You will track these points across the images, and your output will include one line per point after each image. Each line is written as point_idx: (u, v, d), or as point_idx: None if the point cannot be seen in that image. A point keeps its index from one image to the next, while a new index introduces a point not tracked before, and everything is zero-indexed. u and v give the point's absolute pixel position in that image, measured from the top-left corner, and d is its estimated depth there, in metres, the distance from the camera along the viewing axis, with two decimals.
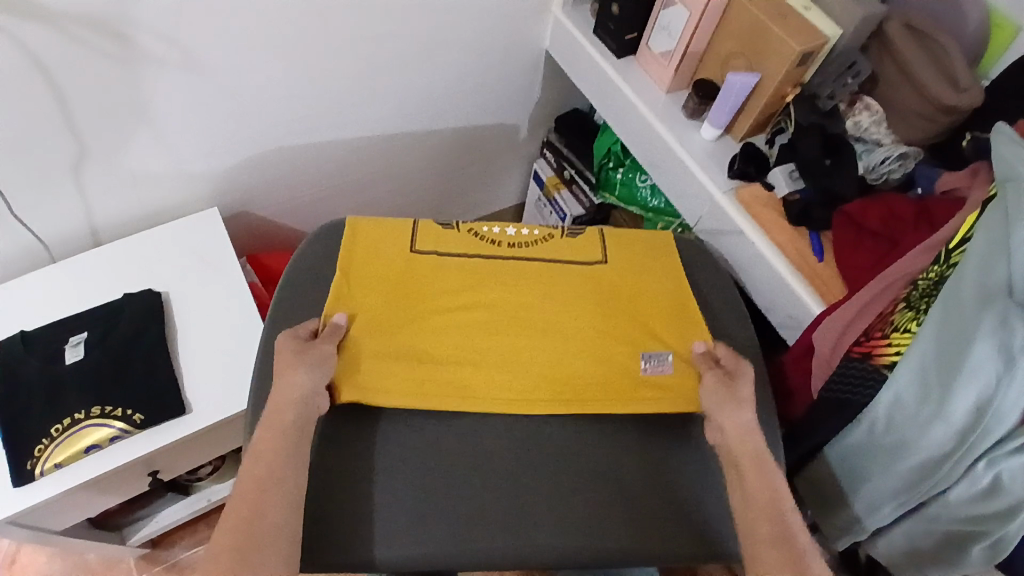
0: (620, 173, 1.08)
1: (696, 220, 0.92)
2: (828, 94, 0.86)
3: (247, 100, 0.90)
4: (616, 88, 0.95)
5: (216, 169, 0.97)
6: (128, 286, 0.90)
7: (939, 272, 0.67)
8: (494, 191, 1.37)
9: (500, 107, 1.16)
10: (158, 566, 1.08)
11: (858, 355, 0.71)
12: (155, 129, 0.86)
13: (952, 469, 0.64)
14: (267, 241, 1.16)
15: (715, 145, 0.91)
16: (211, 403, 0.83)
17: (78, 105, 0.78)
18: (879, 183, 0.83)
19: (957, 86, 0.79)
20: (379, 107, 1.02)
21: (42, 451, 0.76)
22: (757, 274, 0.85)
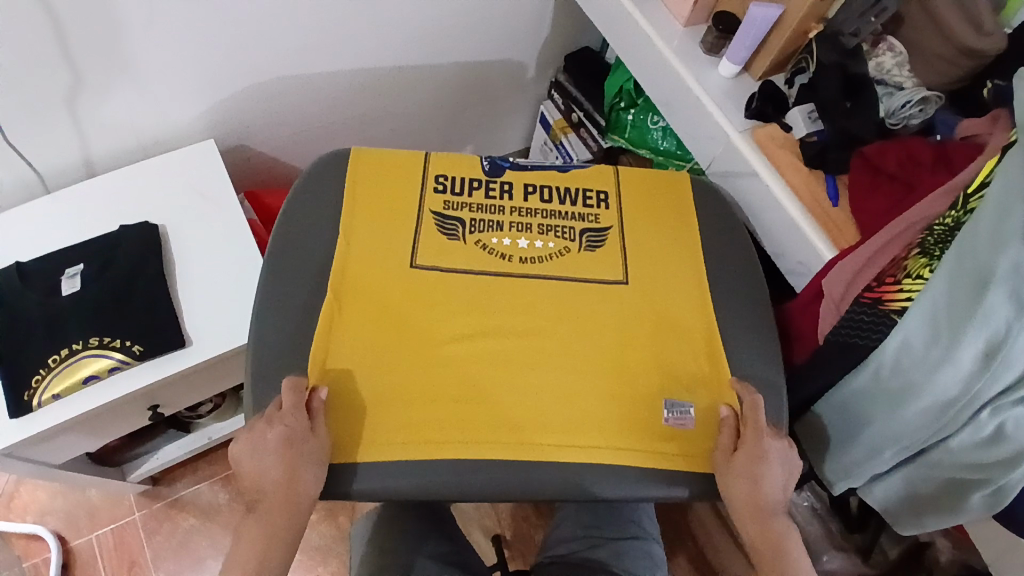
0: (631, 114, 1.04)
1: (708, 161, 0.89)
2: (852, 31, 0.81)
3: (246, 26, 0.85)
4: (631, 22, 0.91)
5: (215, 100, 0.93)
6: (124, 218, 0.88)
7: (956, 218, 0.65)
8: (499, 134, 1.34)
9: (508, 43, 1.11)
10: (160, 501, 1.09)
11: (869, 301, 0.70)
12: (149, 56, 0.82)
13: (956, 414, 0.64)
14: (265, 178, 1.13)
15: (732, 83, 0.87)
16: (211, 337, 0.82)
17: (71, 30, 0.74)
18: (898, 127, 0.80)
19: (979, 31, 0.75)
20: (385, 37, 0.98)
21: (40, 382, 0.75)
22: (770, 218, 0.83)
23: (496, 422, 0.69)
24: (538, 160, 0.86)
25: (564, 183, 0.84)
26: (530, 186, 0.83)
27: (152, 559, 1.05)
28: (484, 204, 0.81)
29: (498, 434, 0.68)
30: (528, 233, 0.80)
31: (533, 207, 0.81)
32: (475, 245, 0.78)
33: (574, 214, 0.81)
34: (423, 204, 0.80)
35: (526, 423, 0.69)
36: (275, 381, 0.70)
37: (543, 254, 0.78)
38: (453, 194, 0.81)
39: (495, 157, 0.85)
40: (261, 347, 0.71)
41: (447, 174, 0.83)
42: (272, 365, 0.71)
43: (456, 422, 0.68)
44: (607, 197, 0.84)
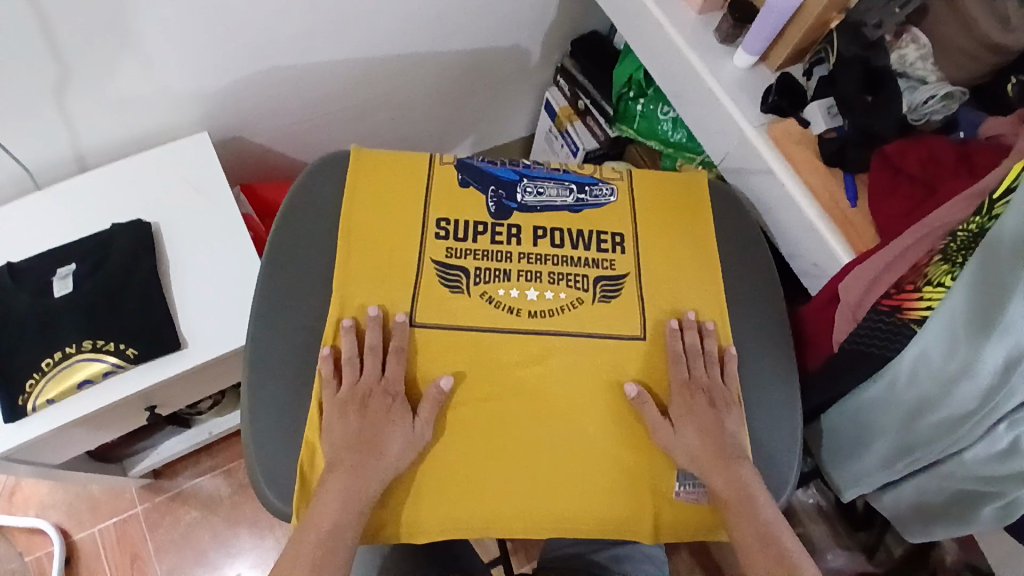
0: (640, 104, 1.01)
1: (721, 156, 0.86)
2: (875, 22, 0.76)
3: (240, 14, 0.81)
4: (641, 8, 0.87)
5: (210, 91, 0.90)
6: (116, 215, 0.85)
7: (980, 224, 0.61)
8: (503, 121, 1.30)
9: (513, 26, 1.07)
10: (162, 495, 1.09)
11: (887, 309, 0.67)
12: (142, 46, 0.78)
13: (971, 428, 0.62)
14: (262, 169, 1.09)
15: (748, 74, 0.83)
16: (208, 339, 0.80)
17: (55, 20, 0.70)
18: (920, 124, 0.76)
19: (1005, 25, 0.70)
20: (383, 23, 0.94)
21: (35, 387, 0.74)
22: (785, 218, 0.80)
23: (504, 497, 0.68)
24: (547, 198, 0.80)
25: (577, 225, 0.78)
26: (541, 229, 0.77)
27: (154, 553, 1.05)
28: (491, 251, 0.75)
29: (505, 508, 0.68)
30: (538, 283, 0.74)
31: (544, 253, 0.76)
32: (480, 298, 0.73)
33: (588, 260, 0.76)
34: (425, 251, 0.75)
35: (536, 499, 0.68)
36: (274, 389, 0.69)
37: (554, 307, 0.73)
38: (456, 239, 0.75)
39: (503, 196, 0.79)
40: (259, 355, 0.70)
41: (448, 217, 0.77)
42: (270, 372, 0.69)
43: (464, 498, 0.67)
44: (622, 240, 0.78)
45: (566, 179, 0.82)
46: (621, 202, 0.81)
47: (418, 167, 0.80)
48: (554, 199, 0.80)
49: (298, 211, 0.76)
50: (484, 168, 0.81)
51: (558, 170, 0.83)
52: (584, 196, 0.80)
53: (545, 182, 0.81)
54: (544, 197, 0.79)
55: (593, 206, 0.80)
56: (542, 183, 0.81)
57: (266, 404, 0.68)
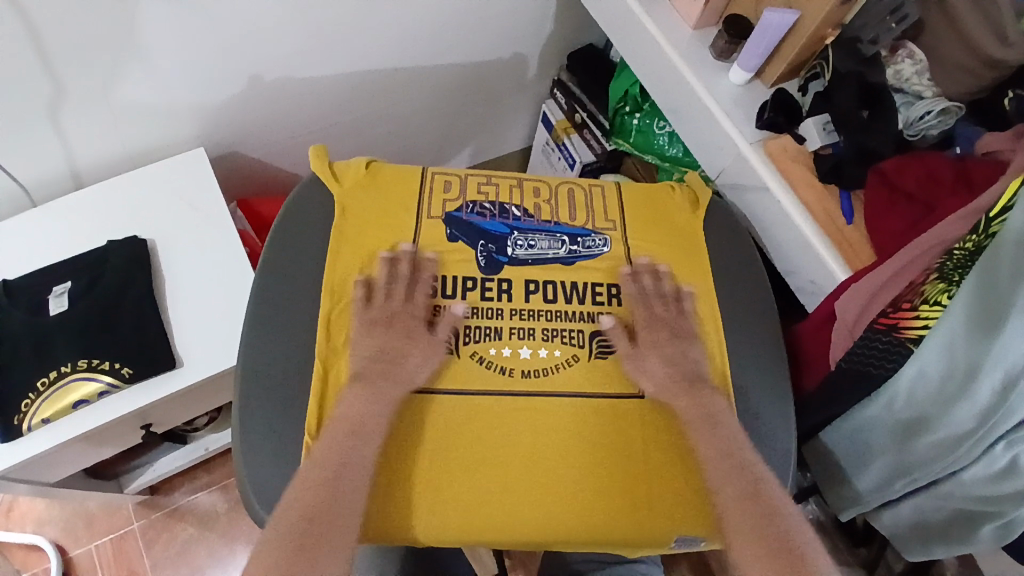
0: (636, 118, 1.01)
1: (717, 172, 0.86)
2: (871, 38, 0.76)
3: (235, 31, 0.81)
4: (637, 24, 0.87)
5: (206, 107, 0.90)
6: (111, 233, 0.85)
7: (977, 243, 0.61)
8: (500, 133, 1.30)
9: (510, 40, 1.07)
10: (159, 511, 1.08)
11: (883, 327, 0.66)
12: (134, 63, 0.78)
13: (968, 450, 0.62)
14: (258, 184, 1.09)
15: (743, 90, 0.83)
16: (203, 358, 0.80)
17: (49, 35, 0.70)
18: (916, 139, 0.76)
19: (1001, 42, 0.70)
20: (377, 39, 0.94)
21: (30, 406, 0.74)
22: (781, 235, 0.80)
23: (497, 519, 0.66)
24: (539, 251, 0.77)
25: (570, 278, 0.76)
26: (532, 283, 0.75)
27: (150, 569, 1.05)
28: (481, 307, 0.74)
29: (497, 527, 0.66)
30: (530, 340, 0.72)
31: (537, 309, 0.74)
32: (470, 360, 0.71)
33: (583, 313, 0.74)
34: (413, 312, 0.73)
35: (531, 522, 0.66)
36: (269, 407, 0.68)
37: (548, 364, 0.71)
38: (445, 297, 0.74)
39: (492, 250, 0.76)
40: (253, 375, 0.69)
41: (437, 273, 0.75)
42: (265, 394, 0.69)
43: (455, 518, 0.66)
44: (617, 291, 0.76)
45: (558, 230, 0.79)
46: (615, 252, 0.79)
47: (407, 204, 0.79)
48: (546, 251, 0.77)
49: (292, 230, 0.76)
50: (472, 222, 0.78)
51: (549, 219, 0.80)
52: (577, 247, 0.78)
53: (537, 234, 0.78)
54: (536, 250, 0.77)
55: (586, 257, 0.78)
56: (534, 235, 0.78)
57: (257, 424, 0.68)
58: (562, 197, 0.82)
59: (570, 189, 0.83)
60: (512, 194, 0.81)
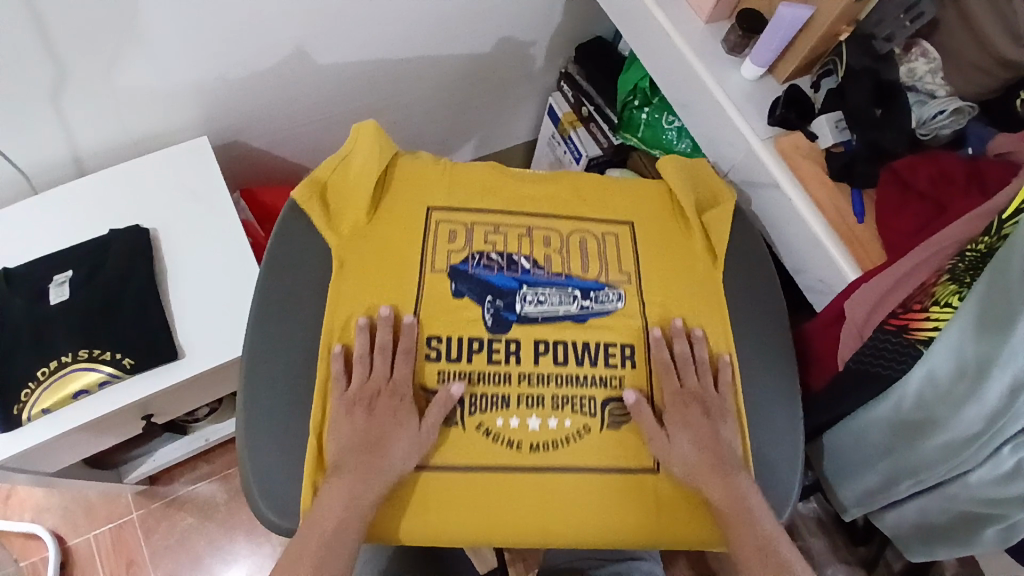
0: (645, 113, 1.00)
1: (726, 169, 0.85)
2: (885, 35, 0.75)
3: (240, 17, 0.80)
4: (648, 16, 0.86)
5: (210, 95, 0.88)
6: (113, 221, 0.84)
7: (989, 244, 0.60)
8: (505, 125, 1.28)
9: (517, 31, 1.05)
10: (158, 501, 1.08)
11: (893, 328, 0.66)
12: (136, 48, 0.77)
13: (975, 453, 0.62)
14: (261, 173, 1.08)
15: (755, 86, 0.82)
16: (206, 349, 0.79)
17: (48, 19, 0.68)
18: (929, 138, 0.75)
19: (1018, 40, 0.69)
20: (383, 28, 0.92)
21: (30, 396, 0.73)
22: (791, 233, 0.79)
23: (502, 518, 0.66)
24: (550, 307, 0.72)
25: (583, 338, 0.71)
26: (542, 343, 0.71)
27: (149, 559, 1.05)
28: (487, 373, 0.69)
29: (501, 525, 0.66)
30: (540, 409, 0.68)
31: (546, 373, 0.69)
32: (476, 432, 0.67)
33: (596, 378, 0.70)
34: (416, 379, 0.68)
35: (536, 521, 0.66)
36: (274, 400, 0.68)
37: (558, 436, 0.68)
38: (448, 360, 0.69)
39: (500, 306, 0.71)
40: (257, 368, 0.69)
41: (441, 334, 0.70)
42: (269, 387, 0.68)
43: (461, 516, 0.66)
44: (632, 352, 0.72)
45: (570, 283, 0.74)
46: (629, 307, 0.74)
47: (409, 253, 0.73)
48: (556, 308, 0.72)
49: (296, 222, 0.75)
50: (478, 275, 0.73)
51: (560, 271, 0.75)
52: (589, 302, 0.73)
53: (547, 288, 0.73)
54: (546, 307, 0.72)
55: (599, 314, 0.73)
56: (543, 289, 0.73)
57: (261, 416, 0.67)
58: (574, 246, 0.77)
59: (582, 236, 0.77)
60: (521, 243, 0.76)
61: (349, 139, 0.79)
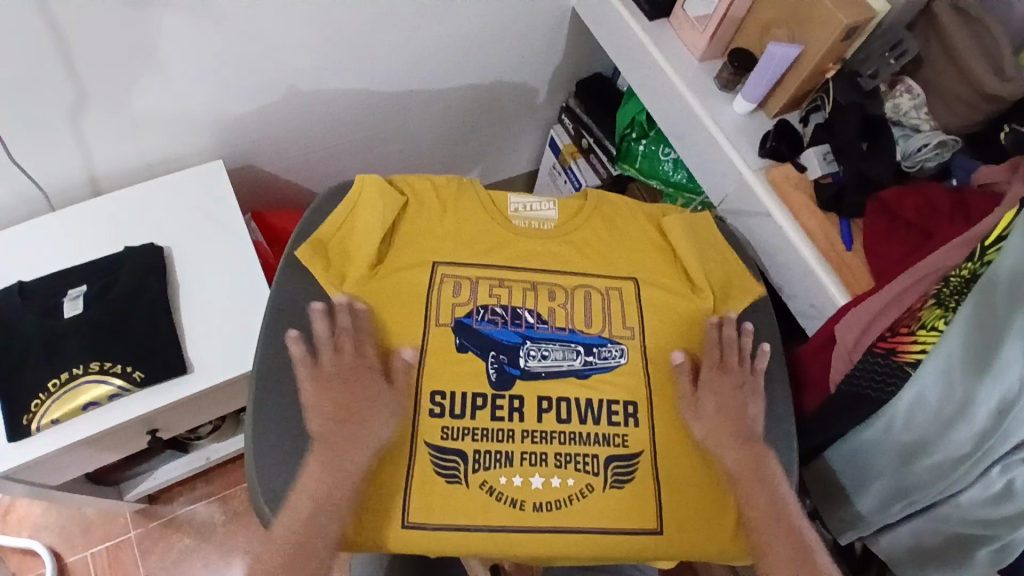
0: (642, 144, 1.04)
1: (721, 198, 0.88)
2: (870, 73, 0.80)
3: (258, 46, 0.84)
4: (644, 53, 0.90)
5: (226, 120, 0.92)
6: (128, 240, 0.87)
7: (972, 269, 0.63)
8: (508, 156, 1.33)
9: (521, 66, 1.10)
10: (157, 520, 1.08)
11: (882, 351, 0.68)
12: (158, 74, 0.81)
13: (965, 473, 0.63)
14: (270, 197, 1.12)
15: (747, 120, 0.86)
16: (213, 364, 0.81)
17: (78, 45, 0.73)
18: (914, 170, 0.79)
19: (996, 78, 0.73)
20: (395, 61, 0.97)
21: (40, 407, 0.75)
22: (784, 260, 0.82)
23: (503, 532, 0.67)
24: (553, 361, 0.74)
25: (586, 394, 0.73)
26: (545, 400, 0.72)
27: None
28: (491, 429, 0.70)
29: (501, 538, 0.67)
30: (543, 467, 0.69)
31: (549, 431, 0.71)
32: (479, 489, 0.68)
33: (599, 435, 0.71)
34: (418, 437, 0.69)
35: (537, 536, 0.67)
36: (281, 411, 0.69)
37: (561, 495, 0.69)
38: (452, 416, 0.70)
39: (504, 361, 0.73)
40: (264, 381, 0.70)
41: (444, 389, 0.71)
42: (275, 400, 0.70)
43: (463, 527, 0.67)
44: (635, 409, 0.73)
45: (573, 339, 0.76)
46: (633, 364, 0.75)
47: (414, 307, 0.75)
48: (560, 363, 0.74)
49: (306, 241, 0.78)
50: (482, 330, 0.74)
51: (563, 325, 0.76)
52: (592, 358, 0.75)
53: (550, 344, 0.75)
54: (550, 362, 0.74)
55: (602, 369, 0.75)
56: (547, 345, 0.75)
57: (269, 428, 0.69)
58: (579, 301, 0.78)
59: (587, 292, 0.78)
60: (525, 297, 0.77)
61: (353, 192, 0.80)
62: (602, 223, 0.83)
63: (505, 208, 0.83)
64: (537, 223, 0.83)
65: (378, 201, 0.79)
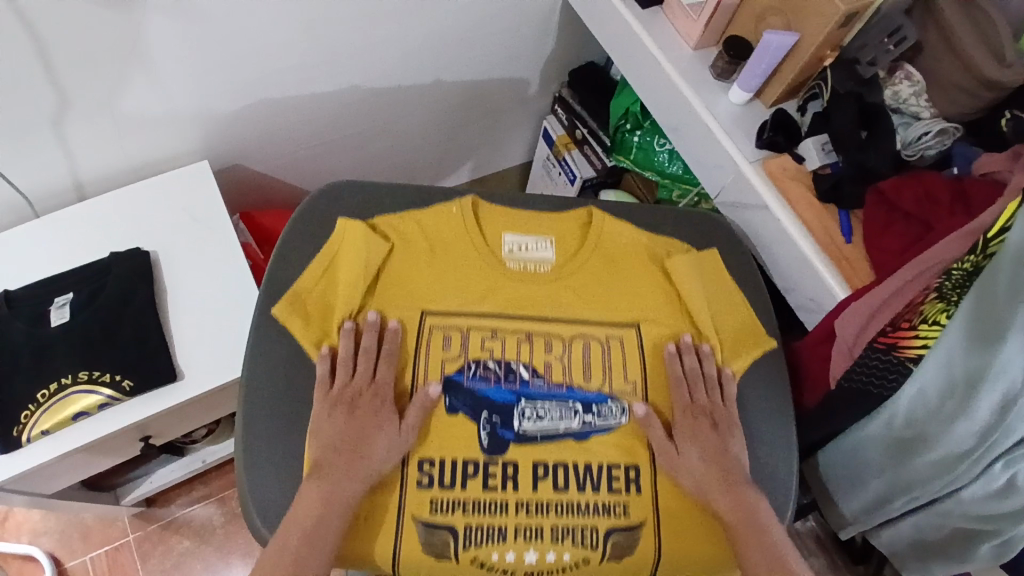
0: (637, 136, 1.02)
1: (717, 191, 0.86)
2: (868, 60, 0.78)
3: (243, 46, 0.82)
4: (637, 43, 0.88)
5: (213, 121, 0.91)
6: (113, 245, 0.85)
7: (975, 262, 0.61)
8: (501, 148, 1.31)
9: (513, 57, 1.08)
10: (155, 523, 1.08)
11: (883, 346, 0.67)
12: (140, 77, 0.79)
13: (967, 469, 0.62)
14: (261, 197, 1.10)
15: (743, 110, 0.84)
16: (203, 371, 0.80)
17: (56, 50, 0.71)
18: (914, 159, 0.77)
19: (998, 64, 0.71)
20: (384, 57, 0.95)
21: (29, 418, 0.74)
22: (782, 253, 0.80)
23: None
24: (549, 422, 0.69)
25: (584, 459, 0.68)
26: (541, 466, 0.68)
27: None
28: (483, 503, 0.65)
29: None
30: (539, 541, 0.66)
31: (546, 501, 0.66)
32: (470, 565, 0.65)
33: (598, 505, 0.67)
34: (407, 511, 0.65)
35: None
36: (273, 420, 0.68)
37: (557, 570, 0.66)
38: (441, 486, 0.66)
39: (497, 424, 0.69)
40: (255, 390, 0.69)
41: (433, 457, 0.66)
42: (265, 408, 0.69)
43: None
44: (638, 475, 0.68)
45: (570, 396, 0.71)
46: (635, 422, 0.70)
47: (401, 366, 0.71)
48: (557, 423, 0.69)
49: (294, 245, 0.77)
50: (473, 388, 0.70)
51: (560, 381, 0.71)
52: (592, 417, 0.70)
53: (546, 402, 0.70)
54: (545, 424, 0.69)
55: (602, 430, 0.70)
56: (543, 404, 0.70)
57: (259, 438, 0.68)
58: (577, 353, 0.73)
59: (585, 342, 0.73)
60: (519, 349, 0.72)
61: (335, 241, 0.75)
62: (603, 262, 0.77)
63: (499, 248, 0.77)
64: (533, 265, 0.76)
65: (359, 248, 0.74)
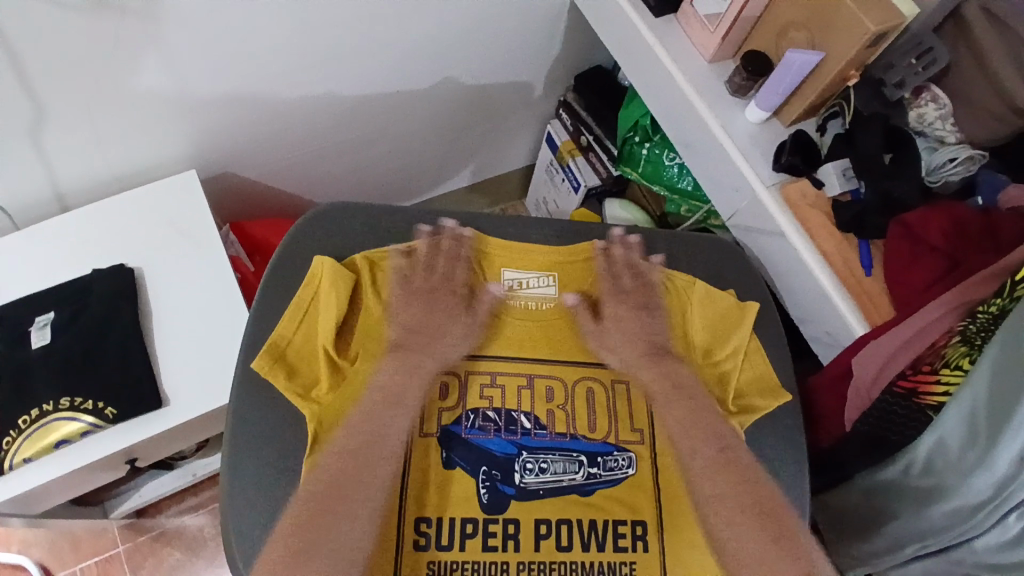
0: (646, 148, 0.97)
1: (730, 213, 0.83)
2: (896, 80, 0.74)
3: (228, 53, 0.78)
4: (649, 55, 0.83)
5: (199, 129, 0.86)
6: (96, 261, 0.82)
7: (1001, 305, 0.58)
8: (503, 152, 1.26)
9: (516, 61, 1.03)
10: (145, 535, 1.06)
11: (902, 391, 0.65)
12: (120, 85, 0.74)
13: (982, 519, 0.58)
14: (252, 204, 1.06)
15: (760, 129, 0.79)
16: (191, 397, 0.77)
17: (27, 60, 0.66)
18: (937, 185, 0.73)
19: None
20: (380, 63, 0.90)
21: (10, 445, 0.71)
22: (797, 283, 0.77)
23: None
24: (552, 475, 0.68)
25: (589, 515, 0.67)
26: (543, 523, 0.66)
27: None
28: (482, 563, 0.64)
29: None
30: None
31: (547, 561, 0.65)
32: None
33: (602, 565, 0.65)
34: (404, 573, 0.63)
35: None
36: (259, 458, 0.65)
37: None
38: (438, 548, 0.64)
39: (497, 480, 0.67)
40: (244, 426, 0.66)
41: (431, 516, 0.65)
42: (253, 447, 0.66)
43: None
44: (644, 531, 0.66)
45: (574, 447, 0.69)
46: (640, 474, 0.69)
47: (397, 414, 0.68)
48: (561, 476, 0.68)
49: (286, 270, 0.73)
50: (475, 442, 0.68)
51: (565, 431, 0.70)
52: (596, 469, 0.69)
53: (549, 453, 0.69)
54: (548, 478, 0.68)
55: (608, 483, 0.68)
56: (546, 456, 0.69)
57: (246, 479, 0.65)
58: (580, 400, 0.71)
59: (589, 387, 0.72)
60: (519, 398, 0.71)
61: (314, 278, 0.71)
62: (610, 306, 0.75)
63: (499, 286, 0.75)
64: (535, 303, 0.74)
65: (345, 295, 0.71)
